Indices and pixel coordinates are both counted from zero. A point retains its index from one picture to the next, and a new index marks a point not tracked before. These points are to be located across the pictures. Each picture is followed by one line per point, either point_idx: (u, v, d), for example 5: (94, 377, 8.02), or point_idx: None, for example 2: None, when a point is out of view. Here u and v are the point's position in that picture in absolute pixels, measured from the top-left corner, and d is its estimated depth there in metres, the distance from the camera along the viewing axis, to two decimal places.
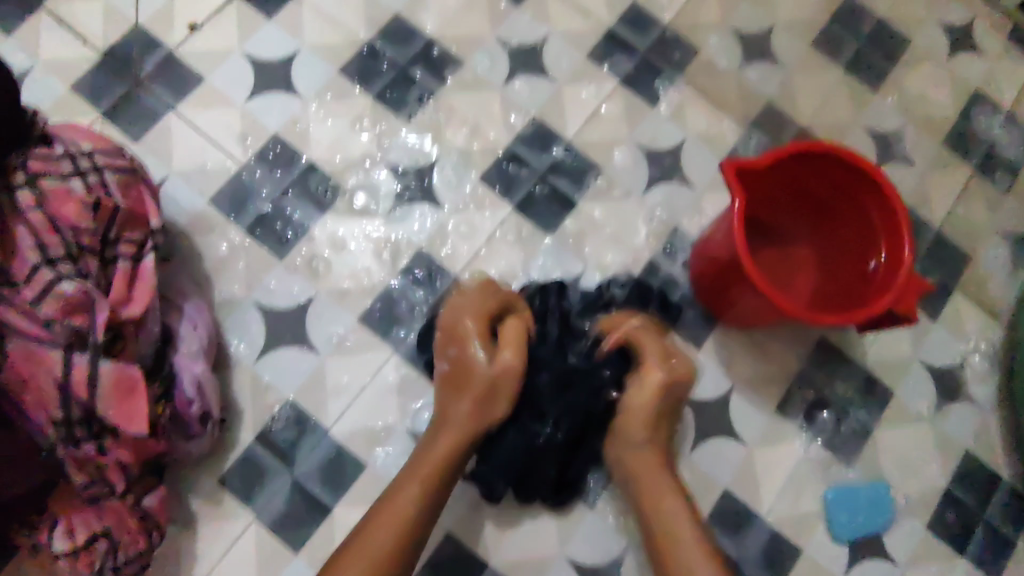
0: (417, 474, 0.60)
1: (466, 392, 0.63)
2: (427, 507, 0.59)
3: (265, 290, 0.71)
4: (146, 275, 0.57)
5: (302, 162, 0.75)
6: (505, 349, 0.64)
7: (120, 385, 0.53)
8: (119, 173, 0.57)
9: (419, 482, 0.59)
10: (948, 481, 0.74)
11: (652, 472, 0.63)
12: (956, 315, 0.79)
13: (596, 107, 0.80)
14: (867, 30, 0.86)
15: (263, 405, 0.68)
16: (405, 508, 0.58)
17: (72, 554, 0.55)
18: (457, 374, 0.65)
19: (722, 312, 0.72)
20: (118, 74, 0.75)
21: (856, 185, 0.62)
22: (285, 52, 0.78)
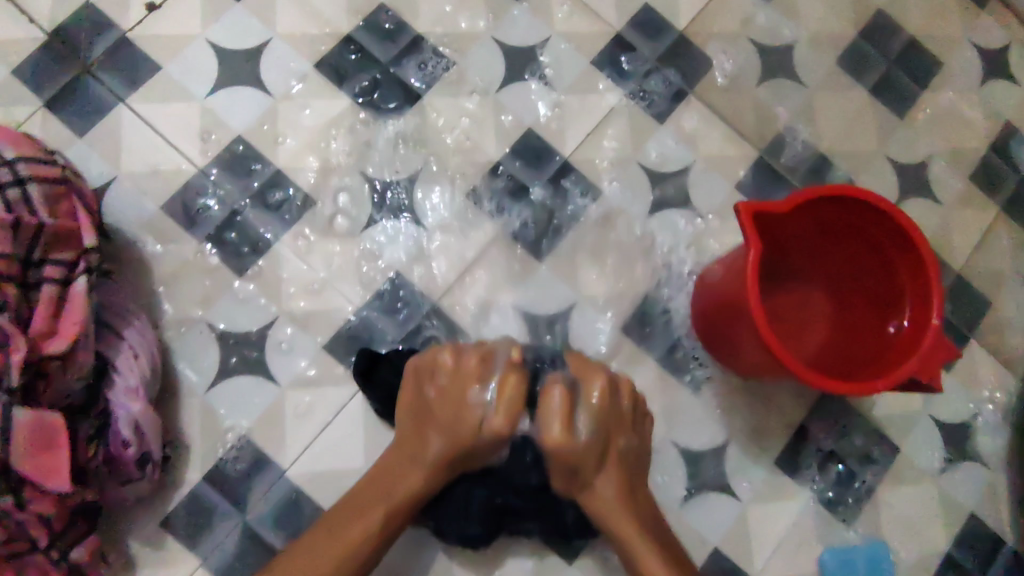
0: (375, 505, 0.53)
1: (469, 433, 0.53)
2: (377, 548, 0.53)
3: (219, 312, 0.63)
4: (76, 301, 0.50)
5: (265, 168, 0.67)
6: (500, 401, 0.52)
7: (37, 435, 0.46)
8: (47, 186, 0.50)
9: (381, 511, 0.53)
10: (950, 543, 0.70)
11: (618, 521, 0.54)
12: (971, 365, 0.73)
13: (598, 121, 0.72)
14: (898, 49, 0.79)
15: (213, 440, 0.62)
16: (357, 545, 0.52)
17: None
18: (428, 408, 0.54)
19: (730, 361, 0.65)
20: (64, 57, 0.67)
21: (884, 236, 0.55)
22: (255, 42, 0.70)
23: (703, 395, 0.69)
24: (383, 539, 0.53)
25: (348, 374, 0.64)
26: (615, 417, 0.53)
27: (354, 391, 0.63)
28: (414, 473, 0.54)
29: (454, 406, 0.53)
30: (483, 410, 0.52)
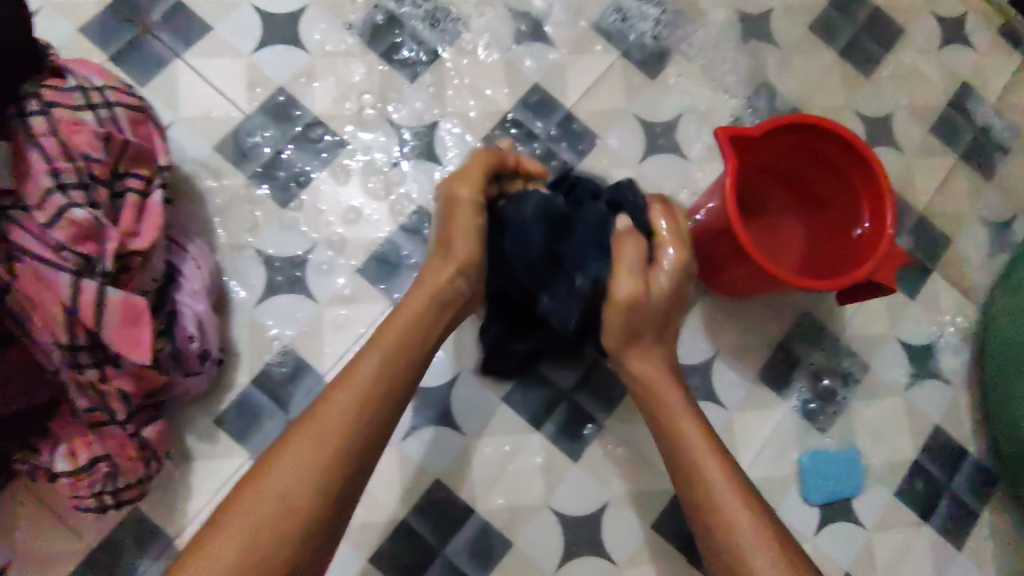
0: (377, 341, 0.56)
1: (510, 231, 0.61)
2: (392, 376, 0.55)
3: (265, 238, 0.72)
4: (154, 209, 0.58)
5: (305, 115, 0.76)
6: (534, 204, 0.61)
7: (125, 313, 0.53)
8: (129, 110, 0.58)
9: (379, 348, 0.56)
10: (917, 451, 0.78)
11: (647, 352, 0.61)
12: (933, 294, 0.82)
13: (598, 77, 0.82)
14: (864, 18, 0.88)
15: (260, 350, 0.70)
16: (366, 375, 0.54)
17: (74, 475, 0.56)
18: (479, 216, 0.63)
19: (726, 282, 0.73)
20: (126, 19, 0.76)
21: (842, 155, 0.64)
22: (294, 6, 0.79)
23: (693, 316, 0.77)
24: (393, 369, 0.55)
25: (378, 293, 0.72)
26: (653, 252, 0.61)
27: (384, 308, 0.72)
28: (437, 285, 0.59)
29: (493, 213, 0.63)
30: (472, 211, 0.59)
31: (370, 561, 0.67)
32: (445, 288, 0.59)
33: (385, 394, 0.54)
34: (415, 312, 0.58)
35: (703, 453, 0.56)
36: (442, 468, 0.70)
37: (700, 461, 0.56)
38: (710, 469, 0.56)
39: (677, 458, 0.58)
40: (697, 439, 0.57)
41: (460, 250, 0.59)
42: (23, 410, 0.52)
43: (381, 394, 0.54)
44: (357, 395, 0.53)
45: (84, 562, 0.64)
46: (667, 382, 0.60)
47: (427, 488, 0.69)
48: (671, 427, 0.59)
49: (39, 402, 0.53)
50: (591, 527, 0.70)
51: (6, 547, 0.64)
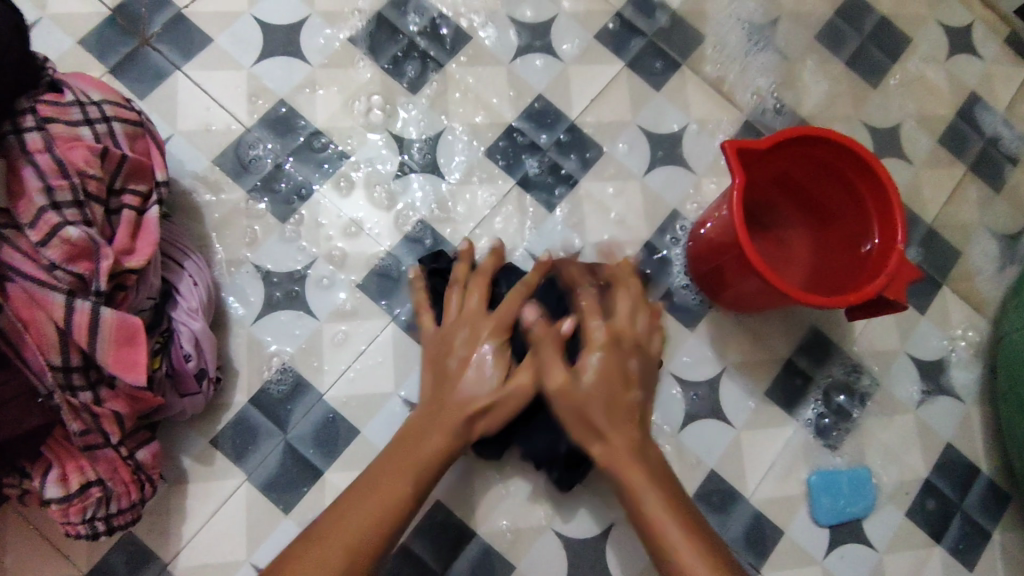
0: (406, 460, 0.56)
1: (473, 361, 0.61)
2: (420, 495, 0.56)
3: (265, 252, 0.71)
4: (150, 226, 0.57)
5: (306, 127, 0.75)
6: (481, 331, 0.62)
7: (121, 333, 0.52)
8: (126, 126, 0.58)
9: (411, 471, 0.56)
10: (928, 469, 0.76)
11: (626, 462, 0.57)
12: (943, 308, 0.80)
13: (602, 88, 0.80)
14: (871, 27, 0.87)
15: (259, 368, 0.68)
16: (397, 496, 0.54)
17: (66, 501, 0.54)
18: (437, 351, 0.63)
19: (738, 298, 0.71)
20: (125, 30, 0.75)
21: (852, 170, 0.63)
22: (295, 17, 0.78)
23: (699, 332, 0.76)
24: (422, 488, 0.56)
25: (379, 308, 0.71)
26: (616, 364, 0.60)
27: (385, 324, 0.71)
28: (439, 430, 0.58)
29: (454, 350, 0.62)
30: (463, 346, 0.62)
31: None
32: (462, 424, 0.59)
33: (411, 511, 0.55)
34: (439, 447, 0.58)
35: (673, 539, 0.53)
36: (443, 489, 0.68)
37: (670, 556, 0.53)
38: (674, 533, 0.53)
39: (638, 518, 0.55)
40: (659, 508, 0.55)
41: (472, 363, 0.61)
42: (21, 433, 0.51)
43: (406, 516, 0.54)
44: (386, 517, 0.53)
45: None
46: (630, 465, 0.57)
47: (428, 510, 0.68)
48: (633, 493, 0.56)
49: (37, 426, 0.52)
50: (595, 549, 0.69)
51: None
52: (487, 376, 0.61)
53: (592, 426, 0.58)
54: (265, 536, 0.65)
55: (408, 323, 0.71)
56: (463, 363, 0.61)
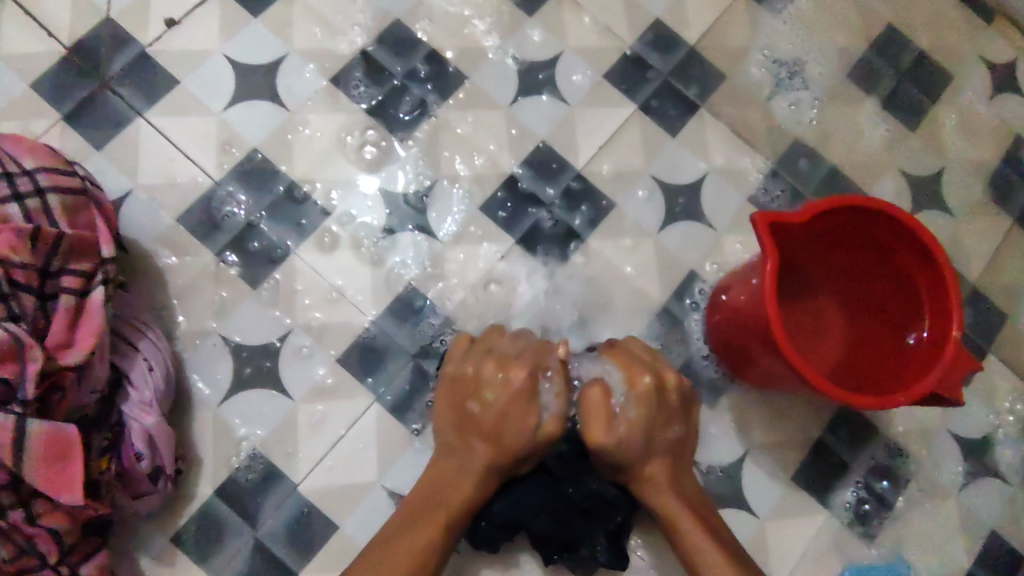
0: (428, 516, 0.53)
1: (506, 399, 0.55)
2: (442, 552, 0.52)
3: (234, 323, 0.64)
4: (92, 313, 0.49)
5: (283, 180, 0.68)
6: (516, 368, 0.56)
7: (51, 447, 0.45)
8: (64, 197, 0.50)
9: (434, 525, 0.52)
10: (973, 561, 0.69)
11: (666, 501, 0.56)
12: (988, 378, 0.72)
13: (610, 134, 0.73)
14: (907, 64, 0.79)
15: (226, 455, 0.61)
16: (422, 543, 0.51)
17: None
18: (458, 390, 0.57)
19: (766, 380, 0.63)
20: (82, 72, 0.68)
21: (901, 244, 0.55)
22: (271, 57, 0.70)
23: (719, 408, 0.68)
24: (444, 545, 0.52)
25: (362, 386, 0.64)
26: (660, 408, 0.56)
27: (369, 403, 0.63)
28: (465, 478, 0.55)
29: (479, 385, 0.56)
30: (492, 390, 0.56)
31: None
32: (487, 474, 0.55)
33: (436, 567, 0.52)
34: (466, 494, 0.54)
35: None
36: None
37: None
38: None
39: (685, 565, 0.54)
40: (709, 550, 0.53)
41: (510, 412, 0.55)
42: None
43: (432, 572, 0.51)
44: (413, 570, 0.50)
45: None
46: (671, 498, 0.56)
47: None
48: (674, 526, 0.55)
49: None
50: None
51: None
52: (526, 422, 0.55)
53: (631, 467, 0.56)
54: None
55: (395, 402, 0.64)
56: (500, 413, 0.55)
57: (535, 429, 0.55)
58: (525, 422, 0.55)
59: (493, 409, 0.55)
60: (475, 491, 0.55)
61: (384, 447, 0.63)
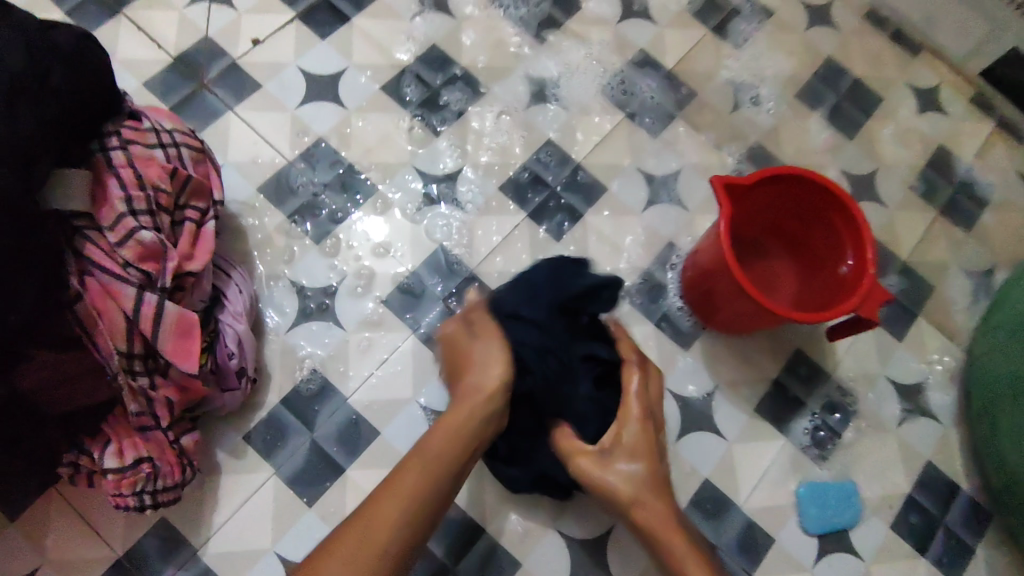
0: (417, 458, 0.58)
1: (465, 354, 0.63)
2: (431, 488, 0.56)
3: (300, 270, 0.79)
4: (207, 237, 0.65)
5: (341, 162, 0.84)
6: (451, 324, 0.65)
7: (180, 325, 0.59)
8: (192, 151, 0.66)
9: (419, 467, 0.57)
10: (911, 486, 0.81)
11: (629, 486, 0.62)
12: (921, 337, 0.86)
13: (603, 136, 0.90)
14: (846, 87, 0.97)
15: (291, 372, 0.75)
16: (411, 488, 0.56)
17: (121, 472, 0.59)
18: (449, 353, 0.65)
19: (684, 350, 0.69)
20: (186, 76, 0.86)
21: (825, 201, 0.70)
22: (334, 69, 0.89)
23: (694, 351, 0.82)
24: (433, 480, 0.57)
25: (401, 322, 0.78)
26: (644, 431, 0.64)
27: (406, 335, 0.78)
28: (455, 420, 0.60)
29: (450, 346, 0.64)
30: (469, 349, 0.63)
31: None
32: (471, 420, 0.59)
33: (427, 508, 0.56)
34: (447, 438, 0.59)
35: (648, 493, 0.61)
36: (456, 489, 0.74)
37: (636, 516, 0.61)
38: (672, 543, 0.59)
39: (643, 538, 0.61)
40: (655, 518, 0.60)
41: (478, 377, 0.61)
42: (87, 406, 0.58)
43: (425, 504, 0.56)
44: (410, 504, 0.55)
45: (111, 568, 0.68)
46: (641, 477, 0.62)
47: (441, 508, 0.73)
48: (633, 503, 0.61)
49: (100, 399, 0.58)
50: (595, 550, 0.74)
51: (38, 550, 0.69)
52: (475, 369, 0.61)
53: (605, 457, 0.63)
54: (290, 526, 0.71)
55: (428, 335, 0.78)
56: (463, 381, 0.61)
57: (502, 378, 0.60)
58: (483, 373, 0.61)
59: (462, 364, 0.63)
60: (461, 437, 0.59)
61: (418, 370, 0.77)
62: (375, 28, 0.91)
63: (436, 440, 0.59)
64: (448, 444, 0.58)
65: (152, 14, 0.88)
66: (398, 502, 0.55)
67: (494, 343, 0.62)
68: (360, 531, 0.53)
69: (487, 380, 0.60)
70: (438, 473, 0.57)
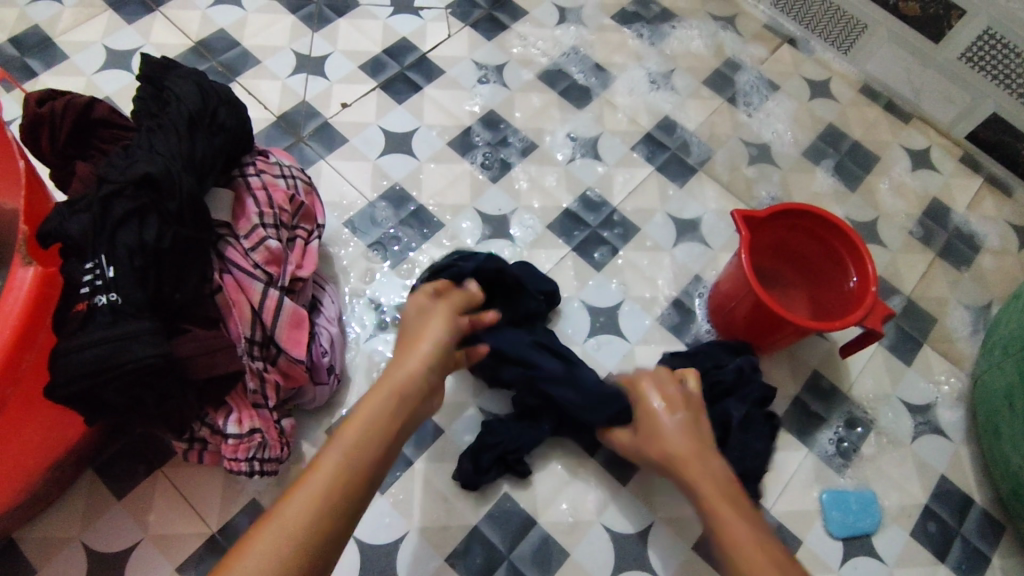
0: (342, 441, 0.53)
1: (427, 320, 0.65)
2: (350, 477, 0.52)
3: (377, 289, 0.92)
4: (313, 251, 0.79)
5: (414, 202, 0.99)
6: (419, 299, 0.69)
7: (292, 319, 0.72)
8: (304, 183, 0.81)
9: (344, 448, 0.53)
10: (927, 497, 0.87)
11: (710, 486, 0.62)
12: (927, 361, 0.96)
13: (635, 185, 1.05)
14: (846, 148, 1.12)
15: (369, 376, 0.86)
16: (333, 473, 0.51)
17: (239, 438, 0.70)
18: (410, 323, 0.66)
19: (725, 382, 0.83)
20: (286, 131, 1.03)
21: (830, 234, 0.83)
22: (408, 127, 1.05)
23: None
24: (359, 467, 0.53)
25: None
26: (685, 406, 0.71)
27: None
28: (380, 396, 0.57)
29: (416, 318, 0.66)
30: (436, 317, 0.65)
31: (445, 561, 0.78)
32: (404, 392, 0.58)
33: (349, 494, 0.52)
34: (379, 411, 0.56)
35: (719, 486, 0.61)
36: (511, 483, 0.82)
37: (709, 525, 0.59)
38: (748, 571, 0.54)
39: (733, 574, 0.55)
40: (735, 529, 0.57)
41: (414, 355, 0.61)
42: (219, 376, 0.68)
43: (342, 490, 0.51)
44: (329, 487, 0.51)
45: (204, 541, 0.77)
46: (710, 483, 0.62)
47: (497, 499, 0.81)
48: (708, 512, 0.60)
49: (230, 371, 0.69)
50: (637, 542, 0.81)
51: (142, 525, 0.77)
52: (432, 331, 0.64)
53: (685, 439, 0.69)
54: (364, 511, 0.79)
55: None
56: (412, 348, 0.62)
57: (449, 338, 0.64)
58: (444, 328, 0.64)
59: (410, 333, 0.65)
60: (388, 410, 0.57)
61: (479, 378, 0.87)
62: (443, 95, 1.09)
63: (373, 416, 0.56)
64: (366, 443, 0.54)
65: (260, 82, 1.07)
66: (318, 487, 0.50)
67: (439, 309, 0.67)
68: (287, 507, 0.49)
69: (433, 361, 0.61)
70: (350, 492, 0.52)
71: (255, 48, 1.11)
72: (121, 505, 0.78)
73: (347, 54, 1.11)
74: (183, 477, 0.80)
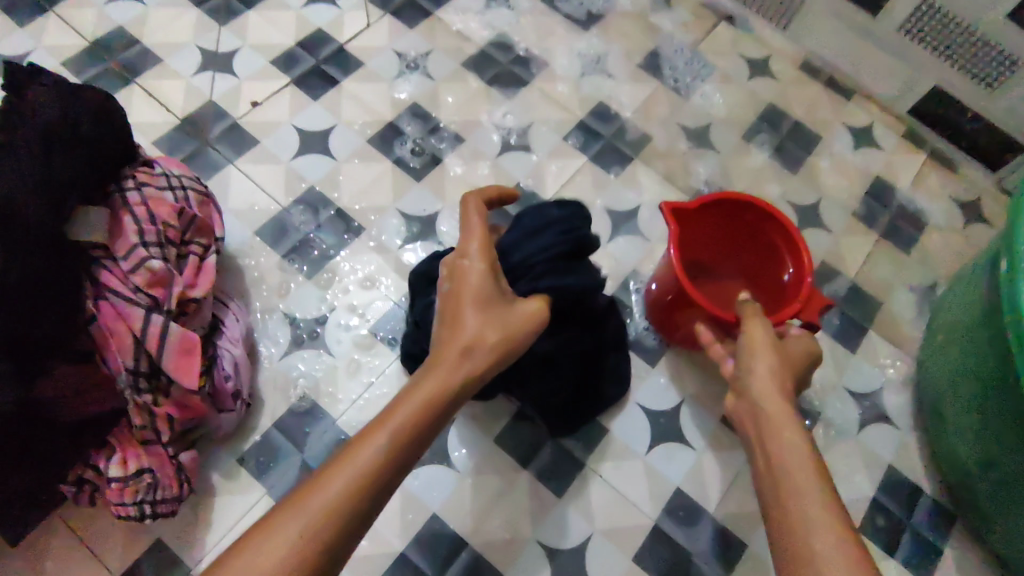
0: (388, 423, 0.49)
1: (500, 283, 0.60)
2: (391, 466, 0.47)
3: (293, 302, 0.86)
4: (209, 267, 0.72)
5: (332, 206, 0.93)
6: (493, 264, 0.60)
7: (182, 344, 0.65)
8: (197, 194, 0.74)
9: (393, 433, 0.48)
10: (875, 489, 0.85)
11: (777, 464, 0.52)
12: (872, 348, 0.93)
13: (568, 176, 0.99)
14: (787, 127, 1.08)
15: (283, 396, 0.80)
16: (371, 460, 0.46)
17: (124, 480, 0.64)
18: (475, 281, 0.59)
19: None
20: (191, 134, 0.96)
21: (765, 223, 0.79)
22: (324, 125, 0.99)
23: (659, 366, 0.88)
24: (398, 458, 0.48)
25: (386, 349, 0.85)
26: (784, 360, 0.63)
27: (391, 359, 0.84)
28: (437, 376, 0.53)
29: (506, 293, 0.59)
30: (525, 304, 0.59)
31: None
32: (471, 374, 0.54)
33: (379, 480, 0.46)
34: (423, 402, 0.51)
35: (797, 464, 0.51)
36: (440, 503, 0.78)
37: (786, 497, 0.50)
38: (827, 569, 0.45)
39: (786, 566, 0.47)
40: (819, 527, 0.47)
41: (479, 329, 0.56)
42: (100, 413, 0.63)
43: (373, 479, 0.46)
44: (358, 477, 0.45)
45: None
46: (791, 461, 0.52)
47: (425, 521, 0.77)
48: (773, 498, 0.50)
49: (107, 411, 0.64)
50: (575, 559, 0.77)
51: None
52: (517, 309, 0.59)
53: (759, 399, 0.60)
54: None
55: None
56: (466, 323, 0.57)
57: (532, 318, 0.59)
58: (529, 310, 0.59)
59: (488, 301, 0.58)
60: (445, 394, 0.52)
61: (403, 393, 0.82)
62: (362, 89, 1.02)
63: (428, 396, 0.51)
64: (418, 430, 0.50)
65: (162, 83, 0.99)
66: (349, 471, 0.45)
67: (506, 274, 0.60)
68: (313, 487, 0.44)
69: (515, 332, 0.57)
70: (378, 485, 0.46)
71: (157, 45, 1.03)
72: (10, 555, 0.72)
73: (256, 49, 1.04)
74: (81, 521, 0.73)
